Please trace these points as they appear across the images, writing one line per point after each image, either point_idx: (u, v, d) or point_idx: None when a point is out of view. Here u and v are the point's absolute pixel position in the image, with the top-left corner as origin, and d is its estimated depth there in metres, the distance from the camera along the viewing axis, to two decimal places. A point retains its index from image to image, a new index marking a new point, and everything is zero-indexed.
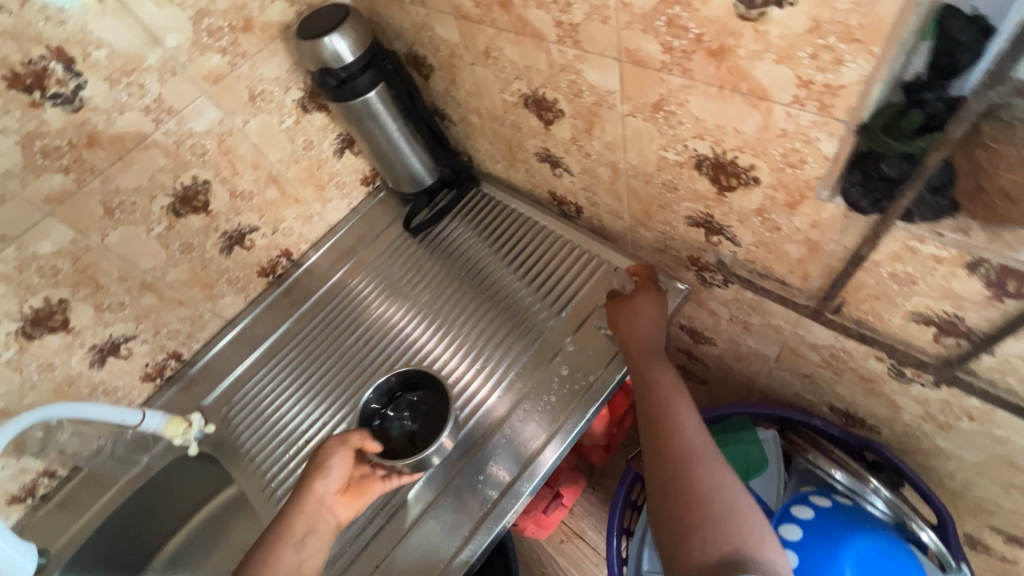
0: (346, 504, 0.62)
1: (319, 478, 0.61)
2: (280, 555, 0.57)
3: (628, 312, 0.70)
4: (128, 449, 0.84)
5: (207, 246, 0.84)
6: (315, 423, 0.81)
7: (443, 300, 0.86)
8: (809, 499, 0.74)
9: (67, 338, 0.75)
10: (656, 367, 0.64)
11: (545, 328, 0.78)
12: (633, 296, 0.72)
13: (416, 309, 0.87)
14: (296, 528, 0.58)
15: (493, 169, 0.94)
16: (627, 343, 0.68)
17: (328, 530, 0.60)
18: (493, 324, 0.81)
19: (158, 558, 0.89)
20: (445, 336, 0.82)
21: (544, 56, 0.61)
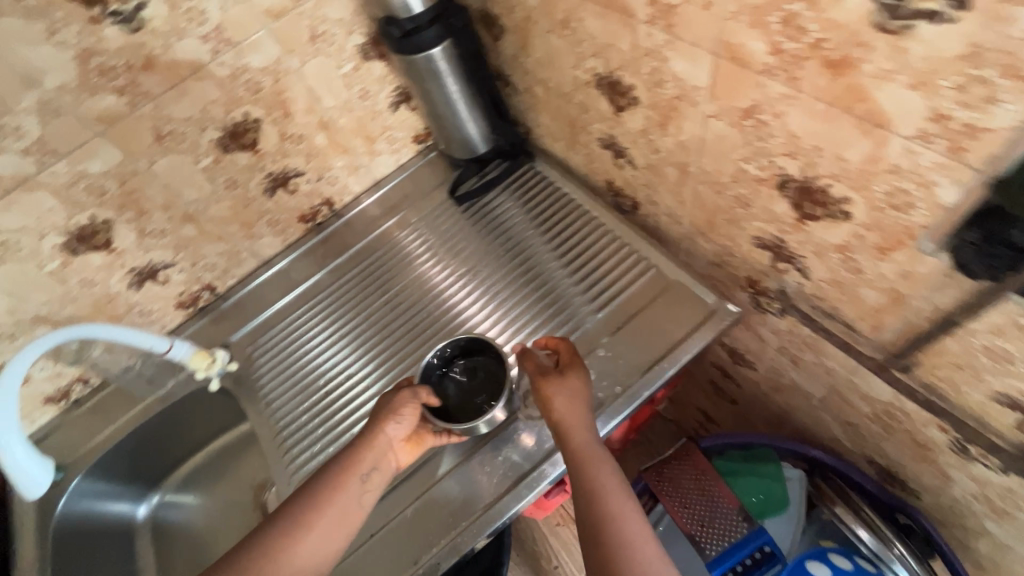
0: (405, 452, 0.64)
1: (390, 421, 0.62)
2: (347, 483, 0.59)
3: (565, 395, 0.62)
4: (155, 372, 0.86)
5: (252, 184, 0.82)
6: (334, 379, 0.81)
7: (478, 276, 0.83)
8: (827, 557, 0.70)
9: (109, 258, 0.76)
10: (599, 466, 0.58)
11: (580, 324, 0.74)
12: (562, 375, 0.64)
13: (450, 279, 0.84)
14: (364, 461, 0.60)
15: (551, 146, 0.88)
16: (565, 434, 0.60)
17: (388, 470, 0.62)
18: (522, 311, 0.77)
19: (174, 476, 0.93)
20: (472, 316, 0.79)
21: (628, 36, 0.55)
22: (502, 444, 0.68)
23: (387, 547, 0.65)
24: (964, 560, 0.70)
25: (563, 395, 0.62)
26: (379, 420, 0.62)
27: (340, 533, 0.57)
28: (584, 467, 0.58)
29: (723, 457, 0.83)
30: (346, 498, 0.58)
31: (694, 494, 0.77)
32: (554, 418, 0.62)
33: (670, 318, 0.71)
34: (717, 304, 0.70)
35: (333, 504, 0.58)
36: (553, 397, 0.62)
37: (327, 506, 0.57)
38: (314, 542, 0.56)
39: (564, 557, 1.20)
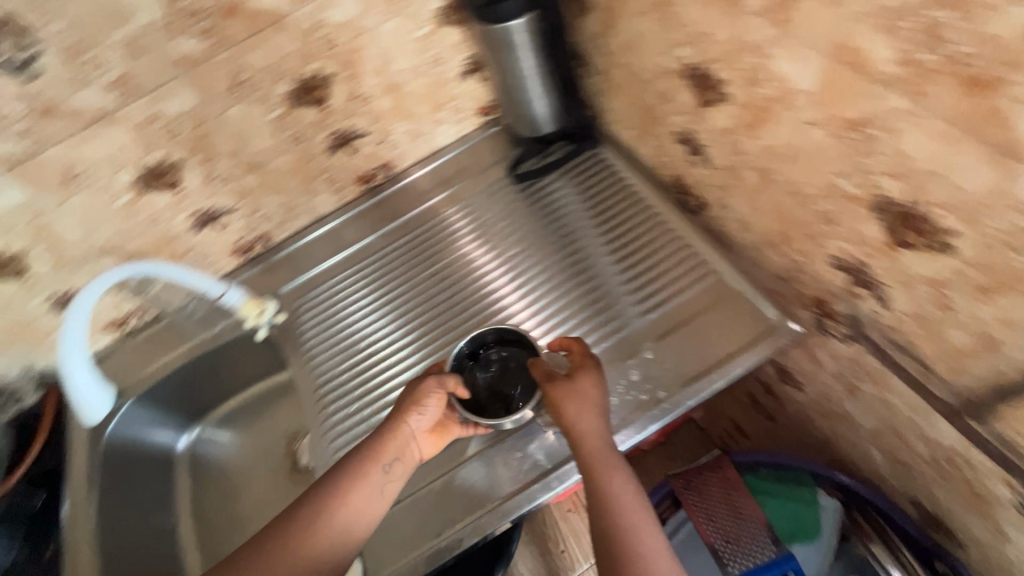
0: (430, 443, 0.66)
1: (414, 414, 0.63)
2: (369, 472, 0.61)
3: (574, 402, 0.61)
4: (208, 312, 0.89)
5: (317, 141, 0.82)
6: (376, 343, 0.82)
7: (525, 260, 0.82)
8: None
9: (175, 199, 0.78)
10: (612, 474, 0.58)
11: (627, 323, 0.72)
12: (572, 378, 0.62)
13: (498, 260, 0.83)
14: (388, 451, 0.62)
15: (620, 133, 0.85)
16: (578, 442, 0.60)
17: (412, 461, 0.64)
18: (568, 303, 0.76)
19: (212, 415, 0.96)
20: (516, 301, 0.79)
21: (730, 27, 0.51)
22: (529, 438, 0.68)
23: (405, 520, 0.66)
24: None
25: (576, 401, 0.61)
26: (403, 413, 0.63)
27: (359, 522, 0.60)
28: (597, 475, 0.58)
29: (755, 474, 0.79)
30: (367, 486, 0.61)
31: (724, 511, 0.76)
32: (565, 424, 0.60)
33: (724, 329, 0.68)
34: (777, 321, 0.66)
35: (353, 495, 0.60)
36: (561, 402, 0.61)
37: (347, 497, 0.60)
38: (335, 528, 0.59)
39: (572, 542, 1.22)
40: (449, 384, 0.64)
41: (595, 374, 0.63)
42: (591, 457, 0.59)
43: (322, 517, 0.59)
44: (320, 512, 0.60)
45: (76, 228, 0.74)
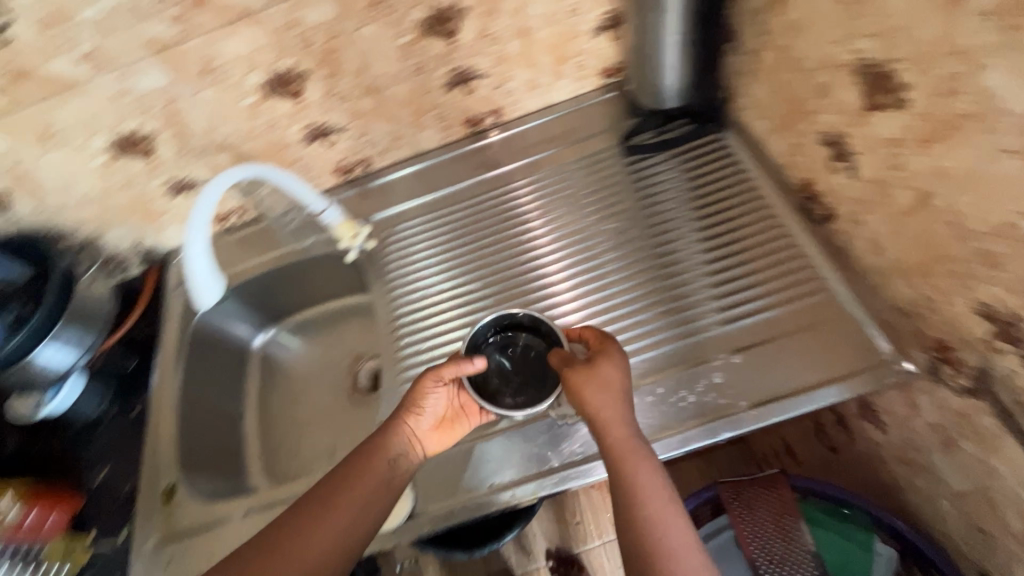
0: (434, 439, 0.67)
1: (415, 413, 0.66)
2: (376, 462, 0.63)
3: (592, 389, 0.59)
4: (302, 224, 0.92)
5: (437, 75, 0.81)
6: (456, 289, 0.82)
7: (610, 240, 0.80)
8: None
9: (295, 109, 0.80)
10: (639, 465, 0.56)
11: (705, 326, 0.69)
12: (593, 362, 0.60)
13: (582, 234, 0.81)
14: (394, 445, 0.64)
15: (751, 122, 0.79)
16: (601, 431, 0.58)
17: (416, 458, 0.65)
18: (647, 293, 0.74)
19: (287, 320, 1.01)
20: (593, 278, 0.77)
21: (940, 25, 0.45)
22: (560, 438, 0.69)
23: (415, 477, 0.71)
24: None
25: (595, 382, 0.59)
26: (404, 413, 0.66)
27: (363, 515, 0.60)
28: (623, 468, 0.57)
29: (808, 503, 0.78)
30: (374, 480, 0.62)
31: (774, 535, 0.72)
32: (588, 413, 0.59)
33: (825, 352, 0.64)
34: (890, 355, 0.62)
35: (359, 489, 0.61)
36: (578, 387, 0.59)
37: (352, 493, 0.61)
38: (342, 518, 0.59)
39: (586, 516, 1.41)
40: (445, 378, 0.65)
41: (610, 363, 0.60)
42: (616, 449, 0.57)
43: (329, 508, 0.60)
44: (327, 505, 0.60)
45: (202, 120, 0.77)
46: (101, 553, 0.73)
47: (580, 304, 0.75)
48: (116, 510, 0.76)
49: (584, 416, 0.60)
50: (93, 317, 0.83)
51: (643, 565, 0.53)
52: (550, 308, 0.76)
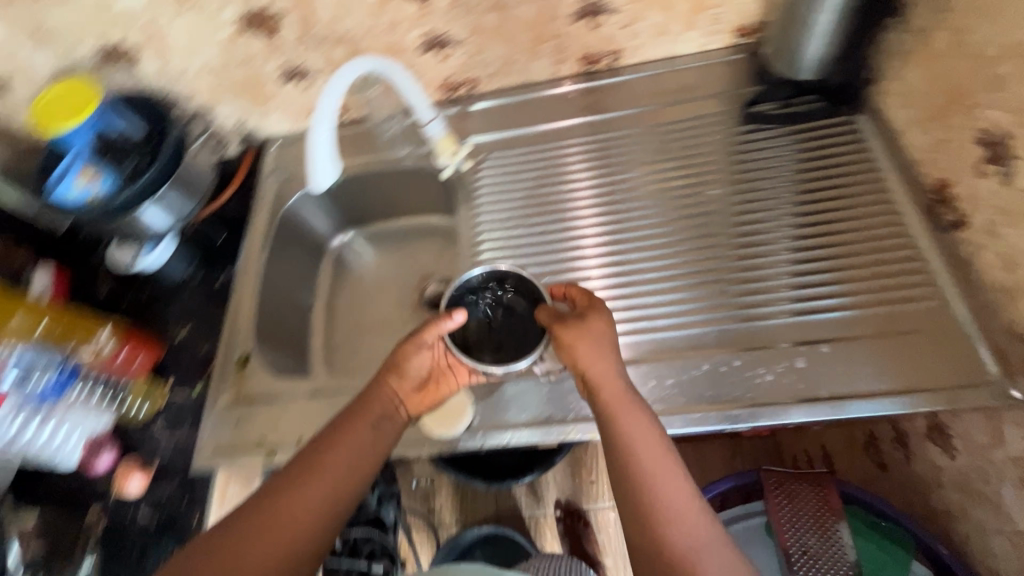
0: (417, 402, 0.68)
1: (394, 375, 0.66)
2: (357, 425, 0.62)
3: (581, 338, 0.62)
4: (399, 134, 0.93)
5: (568, 2, 0.78)
6: (542, 226, 0.82)
7: (699, 209, 0.77)
8: None
9: (419, 13, 0.78)
10: (632, 418, 0.58)
11: (779, 313, 0.67)
12: (584, 319, 0.63)
13: (656, 203, 0.79)
14: (374, 409, 0.64)
15: (893, 110, 0.73)
16: (596, 385, 0.61)
17: (397, 423, 0.65)
18: (711, 271, 0.72)
19: (365, 227, 1.03)
20: (681, 243, 0.75)
21: None
22: (559, 394, 0.71)
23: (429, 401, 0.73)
24: None
25: (580, 331, 0.62)
26: (384, 375, 0.66)
27: (349, 474, 0.60)
28: (617, 421, 0.59)
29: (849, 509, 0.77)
30: (354, 439, 0.61)
31: (809, 525, 0.72)
32: (579, 366, 0.62)
33: (924, 359, 0.61)
34: (995, 377, 0.58)
35: (339, 451, 0.60)
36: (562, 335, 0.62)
37: (333, 456, 0.60)
38: (325, 481, 0.58)
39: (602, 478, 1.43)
40: (426, 340, 0.66)
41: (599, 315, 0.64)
42: (611, 405, 0.59)
43: (312, 471, 0.59)
44: (310, 468, 0.59)
45: (329, 8, 0.77)
46: (177, 400, 0.80)
47: (643, 270, 0.74)
48: (194, 365, 0.83)
49: (576, 370, 0.63)
50: (194, 184, 0.87)
51: (646, 522, 0.54)
52: (628, 263, 0.75)
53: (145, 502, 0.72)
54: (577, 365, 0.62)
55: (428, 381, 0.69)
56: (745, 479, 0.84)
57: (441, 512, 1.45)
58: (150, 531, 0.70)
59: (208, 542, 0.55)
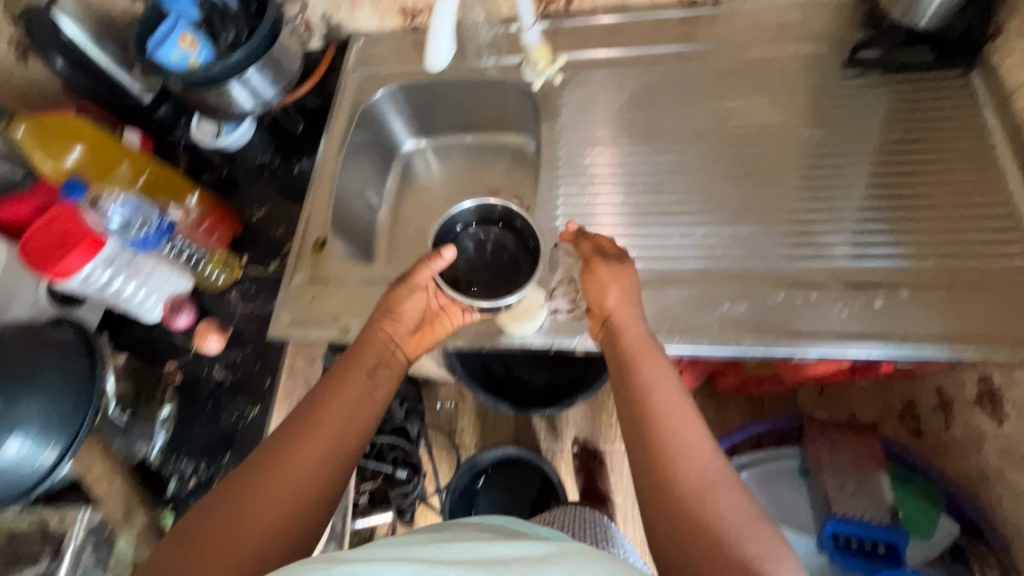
0: (414, 344, 0.68)
1: (388, 321, 0.66)
2: (354, 375, 0.61)
3: (604, 280, 0.63)
4: (486, 43, 0.91)
5: None
6: (622, 150, 0.80)
7: (788, 149, 0.76)
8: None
9: None
10: (652, 364, 0.58)
11: (859, 257, 0.66)
12: (595, 267, 0.64)
13: (745, 138, 0.78)
14: (370, 355, 0.63)
15: (1012, 67, 0.70)
16: (618, 332, 0.62)
17: (395, 366, 0.65)
18: (787, 210, 0.71)
19: (435, 139, 1.03)
20: (766, 179, 0.74)
21: None
22: None
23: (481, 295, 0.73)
24: None
25: (605, 277, 0.63)
26: (379, 319, 0.66)
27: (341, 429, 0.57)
28: (635, 363, 0.59)
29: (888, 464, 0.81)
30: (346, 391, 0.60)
31: (851, 469, 0.74)
32: (607, 310, 0.63)
33: (1005, 312, 0.60)
34: None
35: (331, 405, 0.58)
36: (599, 271, 0.63)
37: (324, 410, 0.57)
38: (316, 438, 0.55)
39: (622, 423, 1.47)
40: (419, 282, 0.65)
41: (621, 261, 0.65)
42: (630, 347, 0.60)
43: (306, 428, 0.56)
44: (301, 424, 0.56)
45: None
46: (253, 274, 0.84)
47: (711, 206, 0.73)
48: (269, 246, 0.86)
49: (599, 312, 0.64)
50: (283, 70, 0.87)
51: (655, 463, 0.51)
52: (708, 192, 0.74)
53: (220, 362, 0.77)
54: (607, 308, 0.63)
55: (422, 323, 0.69)
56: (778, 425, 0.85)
57: (462, 434, 1.51)
58: (225, 386, 0.76)
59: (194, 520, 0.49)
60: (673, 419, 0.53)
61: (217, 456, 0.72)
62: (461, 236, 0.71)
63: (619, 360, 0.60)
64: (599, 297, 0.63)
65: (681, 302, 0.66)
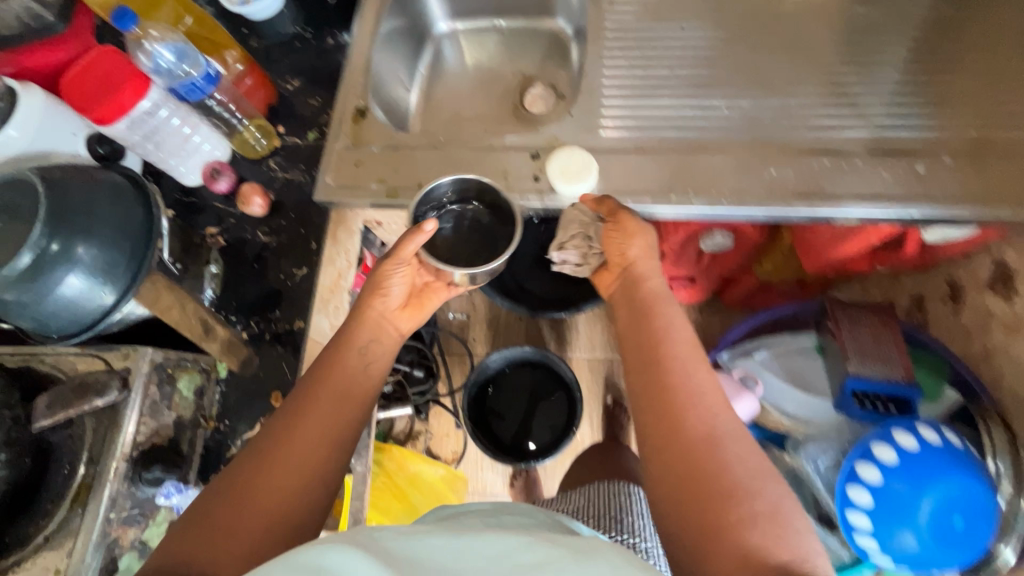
0: (406, 317, 0.72)
1: (380, 297, 0.69)
2: (346, 355, 0.65)
3: (619, 237, 0.67)
4: None
5: None
6: (671, 24, 0.79)
7: (839, 25, 0.76)
8: (943, 428, 0.66)
9: None
10: (670, 316, 0.64)
11: (900, 125, 0.68)
12: (615, 221, 0.67)
13: (796, 14, 0.77)
14: (361, 336, 0.67)
15: None
16: (639, 281, 0.68)
17: (389, 340, 0.69)
18: (834, 84, 0.72)
19: (470, 22, 1.00)
20: (813, 54, 0.74)
21: None
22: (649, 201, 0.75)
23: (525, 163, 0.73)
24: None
25: (621, 235, 0.67)
26: (369, 297, 0.69)
27: (341, 414, 0.61)
28: (656, 315, 0.64)
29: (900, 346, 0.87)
30: (344, 375, 0.64)
31: (878, 342, 0.76)
32: (626, 261, 0.68)
33: None
34: None
35: (325, 391, 0.61)
36: (621, 225, 0.67)
37: (320, 395, 0.61)
38: (316, 423, 0.59)
39: None
40: (404, 257, 0.66)
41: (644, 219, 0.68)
42: (647, 297, 0.67)
43: (304, 412, 0.60)
44: (300, 409, 0.60)
45: None
46: (291, 143, 0.83)
47: (759, 79, 0.74)
48: (305, 118, 0.84)
49: (621, 264, 0.69)
50: None
51: (664, 412, 0.57)
52: (759, 67, 0.74)
53: (264, 226, 0.78)
54: (628, 258, 0.68)
55: (409, 297, 0.72)
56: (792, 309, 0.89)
57: (474, 343, 1.55)
58: (270, 248, 0.77)
59: (202, 511, 0.53)
60: (678, 382, 0.58)
61: (267, 312, 0.74)
62: (441, 215, 0.71)
63: (638, 308, 0.66)
64: (621, 250, 0.68)
65: (727, 168, 0.68)
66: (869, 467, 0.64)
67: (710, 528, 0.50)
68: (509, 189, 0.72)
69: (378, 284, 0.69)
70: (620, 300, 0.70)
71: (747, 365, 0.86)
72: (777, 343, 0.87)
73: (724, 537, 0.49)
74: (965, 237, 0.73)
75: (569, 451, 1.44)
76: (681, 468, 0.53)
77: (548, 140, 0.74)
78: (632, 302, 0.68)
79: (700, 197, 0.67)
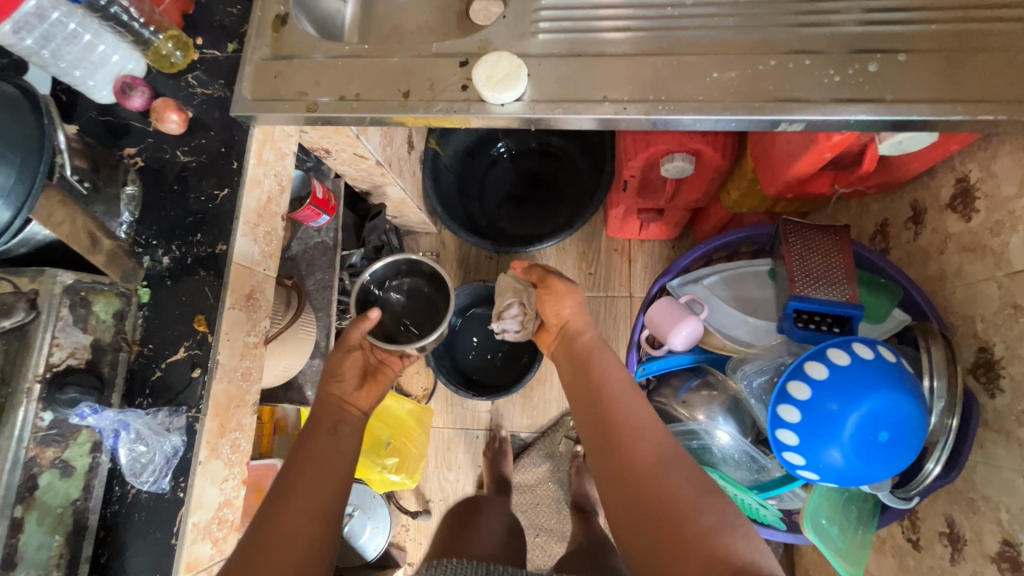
0: (364, 397, 0.81)
1: (334, 382, 0.80)
2: (315, 437, 0.72)
3: (555, 298, 0.83)
4: None
5: None
6: None
7: None
8: (877, 345, 0.64)
9: None
10: (604, 361, 0.74)
11: (855, 19, 0.62)
12: (547, 283, 0.84)
13: None
14: (325, 417, 0.75)
15: None
16: (578, 334, 0.80)
17: (353, 423, 0.77)
18: None
19: None
20: None
21: None
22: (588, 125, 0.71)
23: (455, 72, 0.68)
24: (965, 458, 0.72)
25: (557, 293, 0.83)
26: (325, 387, 0.79)
27: (328, 476, 0.67)
28: (594, 361, 0.75)
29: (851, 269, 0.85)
30: (324, 446, 0.71)
31: (819, 261, 0.73)
32: (564, 318, 0.82)
33: (999, 77, 0.59)
34: None
35: (308, 461, 0.68)
36: (555, 287, 0.83)
37: (304, 465, 0.67)
38: (303, 491, 0.64)
39: (600, 271, 1.51)
40: (353, 340, 0.83)
41: (571, 279, 0.84)
42: (586, 347, 0.78)
43: (292, 483, 0.65)
44: (283, 493, 0.64)
45: None
46: (212, 56, 0.77)
47: None
48: (225, 27, 0.78)
49: (560, 321, 0.83)
50: None
51: (612, 446, 0.63)
52: None
53: (183, 145, 0.74)
54: (561, 317, 0.83)
55: (363, 380, 0.82)
56: (746, 233, 0.86)
57: None
58: (192, 168, 0.73)
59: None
60: (620, 419, 0.66)
61: (189, 236, 0.71)
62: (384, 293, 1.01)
63: (579, 360, 0.76)
64: (556, 309, 0.83)
65: (667, 71, 0.63)
66: (798, 384, 0.63)
67: (675, 546, 0.54)
68: (436, 99, 0.67)
69: (341, 364, 0.81)
70: (563, 357, 0.81)
71: (699, 290, 0.83)
72: (729, 269, 0.84)
73: (689, 553, 0.53)
74: (921, 146, 0.68)
75: (537, 388, 1.45)
76: (637, 495, 0.59)
77: (479, 46, 0.68)
78: (572, 360, 0.78)
79: (635, 105, 0.63)
